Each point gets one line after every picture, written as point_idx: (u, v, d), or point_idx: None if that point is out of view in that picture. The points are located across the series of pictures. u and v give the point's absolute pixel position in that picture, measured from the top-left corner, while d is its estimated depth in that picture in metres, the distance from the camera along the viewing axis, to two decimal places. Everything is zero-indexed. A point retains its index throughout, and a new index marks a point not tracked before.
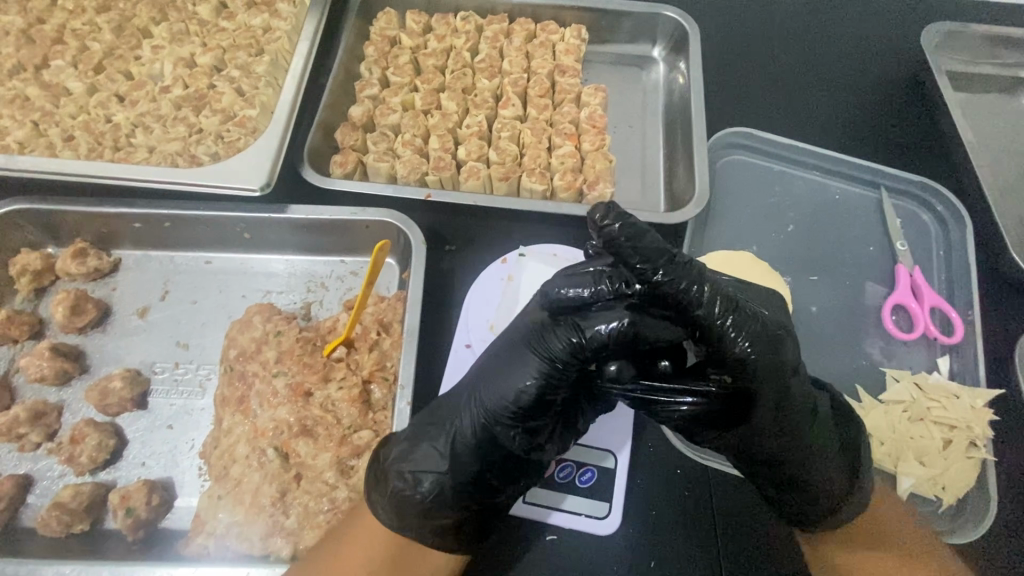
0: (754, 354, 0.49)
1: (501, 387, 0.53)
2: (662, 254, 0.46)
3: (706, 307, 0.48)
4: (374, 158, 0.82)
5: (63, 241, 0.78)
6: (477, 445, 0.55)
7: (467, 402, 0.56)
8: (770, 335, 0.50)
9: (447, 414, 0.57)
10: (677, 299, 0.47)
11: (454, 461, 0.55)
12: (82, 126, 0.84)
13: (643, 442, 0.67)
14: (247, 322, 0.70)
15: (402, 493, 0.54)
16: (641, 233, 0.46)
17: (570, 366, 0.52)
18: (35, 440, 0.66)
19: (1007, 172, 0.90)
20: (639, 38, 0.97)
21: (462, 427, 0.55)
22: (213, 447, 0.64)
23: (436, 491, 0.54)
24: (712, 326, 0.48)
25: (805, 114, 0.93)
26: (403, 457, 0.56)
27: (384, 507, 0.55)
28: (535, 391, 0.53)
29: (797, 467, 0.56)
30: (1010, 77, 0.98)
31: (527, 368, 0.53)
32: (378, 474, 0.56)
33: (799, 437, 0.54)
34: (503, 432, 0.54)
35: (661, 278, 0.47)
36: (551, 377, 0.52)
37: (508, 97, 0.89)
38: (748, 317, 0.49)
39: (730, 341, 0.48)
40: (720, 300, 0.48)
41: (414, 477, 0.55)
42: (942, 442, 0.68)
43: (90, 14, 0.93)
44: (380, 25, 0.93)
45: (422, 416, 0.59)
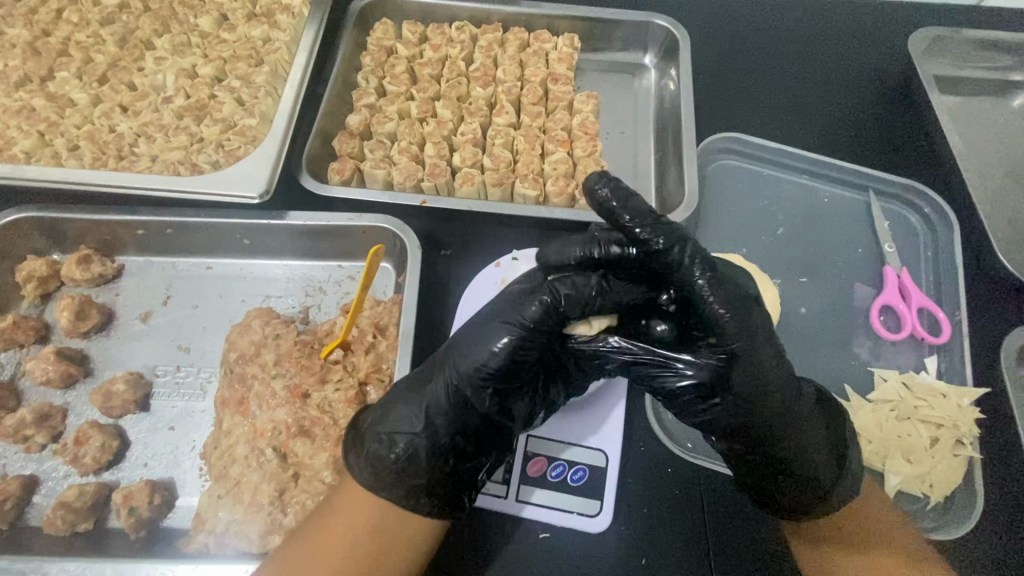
0: (729, 314, 0.52)
1: (471, 353, 0.56)
2: (650, 216, 0.54)
3: (683, 266, 0.53)
4: (371, 165, 0.84)
5: (67, 248, 0.80)
6: (452, 407, 0.57)
7: (441, 368, 0.58)
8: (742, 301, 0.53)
9: (426, 379, 0.59)
10: (664, 258, 0.53)
11: (430, 423, 0.57)
12: (86, 136, 0.86)
13: (635, 441, 0.68)
14: (247, 326, 0.71)
15: (379, 453, 0.56)
16: (630, 196, 0.55)
17: (539, 332, 0.54)
18: (40, 441, 0.68)
19: (996, 174, 0.91)
20: (631, 45, 0.99)
21: (437, 391, 0.57)
22: (214, 448, 0.65)
23: (411, 450, 0.56)
24: (693, 286, 0.53)
25: (794, 118, 0.95)
26: (380, 419, 0.58)
27: (363, 470, 0.56)
28: (504, 355, 0.55)
29: (768, 437, 0.56)
30: (998, 81, 0.99)
31: (501, 329, 0.55)
32: (358, 435, 0.58)
33: (770, 405, 0.55)
34: (476, 395, 0.56)
35: (648, 237, 0.53)
36: (523, 338, 0.54)
37: (502, 105, 0.91)
38: (725, 280, 0.53)
39: (707, 301, 0.52)
40: (700, 262, 0.53)
41: (390, 437, 0.56)
42: (930, 440, 0.69)
43: (94, 27, 0.96)
44: (377, 35, 0.95)
45: (409, 377, 0.61)
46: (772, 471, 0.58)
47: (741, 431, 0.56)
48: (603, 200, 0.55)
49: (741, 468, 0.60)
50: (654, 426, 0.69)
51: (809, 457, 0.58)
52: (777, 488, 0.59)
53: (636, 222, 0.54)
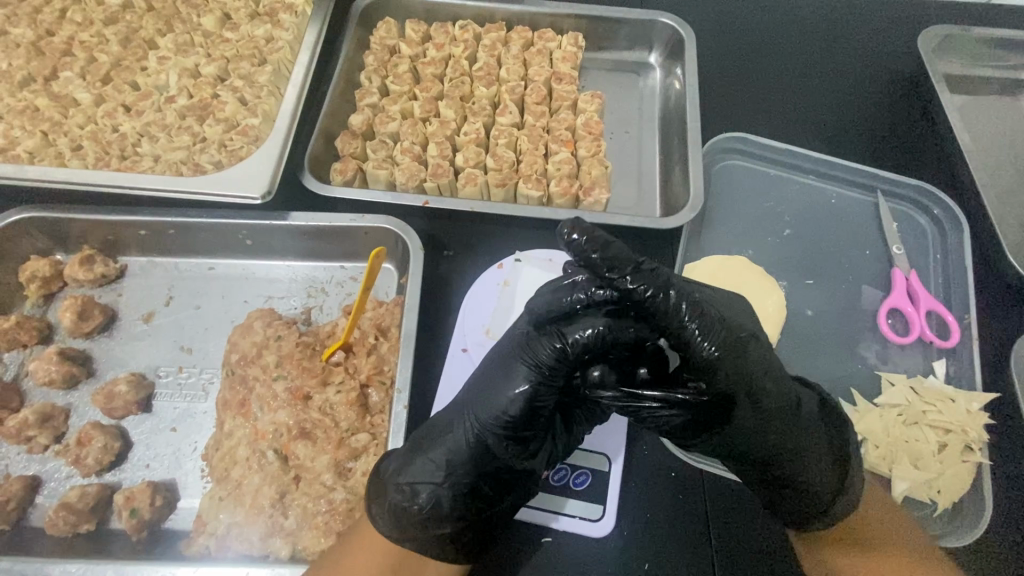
0: (721, 357, 0.51)
1: (486, 400, 0.56)
2: (628, 262, 0.51)
3: (674, 311, 0.51)
4: (374, 166, 0.84)
5: (71, 249, 0.80)
6: (470, 457, 0.56)
7: (460, 417, 0.58)
8: (736, 340, 0.53)
9: (440, 433, 0.58)
10: (648, 304, 0.51)
11: (448, 472, 0.56)
12: (90, 136, 0.86)
13: (638, 445, 0.68)
14: (248, 327, 0.71)
15: (400, 504, 0.55)
16: (608, 242, 0.51)
17: (559, 372, 0.54)
18: (43, 442, 0.68)
19: (1006, 176, 0.89)
20: (637, 44, 0.98)
21: (454, 441, 0.57)
22: (215, 450, 0.65)
23: (434, 501, 0.55)
24: (685, 331, 0.51)
25: (801, 117, 0.93)
26: (400, 469, 0.57)
27: (385, 519, 0.55)
28: (520, 401, 0.55)
29: (775, 462, 0.57)
30: (1008, 80, 0.98)
31: (513, 376, 0.55)
32: (380, 485, 0.57)
33: (771, 435, 0.56)
34: (496, 443, 0.56)
35: (634, 285, 0.50)
36: (539, 381, 0.54)
37: (505, 104, 0.90)
38: (712, 320, 0.52)
39: (697, 344, 0.51)
40: (686, 303, 0.51)
41: (412, 488, 0.55)
42: (938, 446, 0.68)
43: (98, 27, 0.95)
44: (380, 34, 0.95)
45: (416, 432, 0.60)
46: (781, 494, 0.59)
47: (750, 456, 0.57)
48: (576, 249, 0.50)
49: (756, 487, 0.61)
50: (658, 431, 0.68)
51: (817, 484, 0.59)
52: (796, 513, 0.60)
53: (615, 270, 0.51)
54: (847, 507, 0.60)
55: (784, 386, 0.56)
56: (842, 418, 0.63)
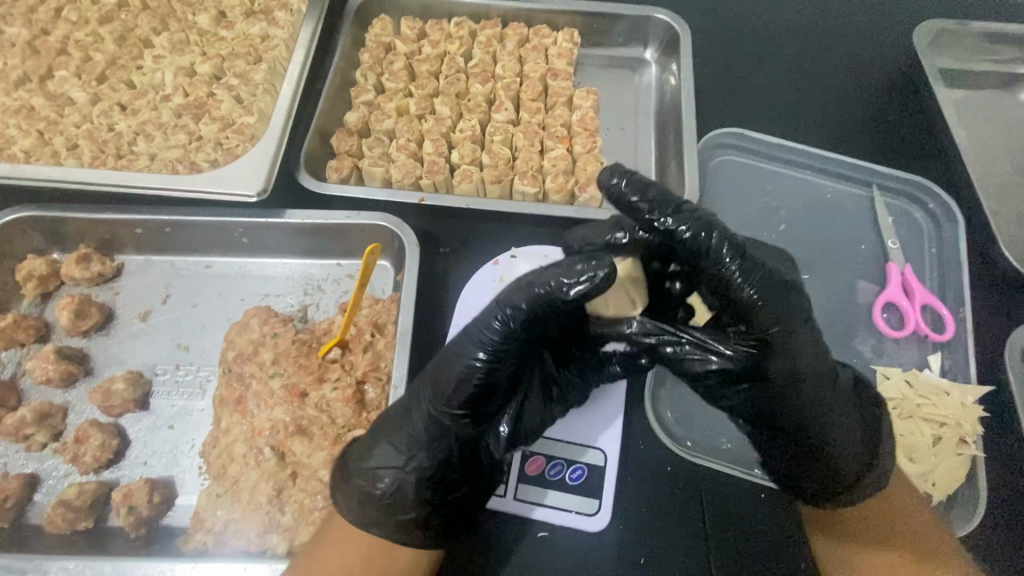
0: (761, 302, 0.51)
1: (442, 378, 0.55)
2: (668, 203, 0.53)
3: (716, 253, 0.51)
4: (369, 163, 0.84)
5: (67, 247, 0.80)
6: (431, 438, 0.56)
7: (418, 398, 0.57)
8: (781, 288, 0.52)
9: (401, 412, 0.58)
10: (690, 242, 0.51)
11: (411, 455, 0.56)
12: (85, 135, 0.86)
13: (634, 440, 0.68)
14: (245, 324, 0.71)
15: (363, 490, 0.56)
16: (647, 187, 0.53)
17: (513, 345, 0.53)
18: (41, 440, 0.68)
19: (1002, 169, 0.90)
20: (632, 40, 0.98)
21: (415, 422, 0.57)
22: (212, 446, 0.66)
23: (397, 486, 0.56)
24: (726, 271, 0.50)
25: (797, 112, 0.93)
26: (363, 456, 0.57)
27: (349, 506, 0.56)
28: (478, 375, 0.53)
29: (802, 413, 0.56)
30: (1003, 73, 0.98)
31: (473, 350, 0.53)
32: (343, 474, 0.57)
33: (805, 388, 0.55)
34: (456, 421, 0.55)
35: (673, 223, 0.52)
36: (496, 356, 0.53)
37: (501, 101, 0.90)
38: (757, 264, 0.51)
39: (739, 288, 0.51)
40: (729, 246, 0.51)
41: (374, 473, 0.56)
42: (932, 439, 0.69)
43: (93, 26, 0.95)
44: (375, 31, 0.95)
45: (391, 409, 0.59)
46: (806, 457, 0.59)
47: (780, 407, 0.56)
48: (615, 196, 0.54)
49: (777, 450, 0.61)
50: (655, 426, 0.68)
51: (841, 450, 0.58)
52: (818, 475, 0.59)
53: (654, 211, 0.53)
54: (868, 488, 0.60)
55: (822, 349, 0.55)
56: (872, 393, 0.63)
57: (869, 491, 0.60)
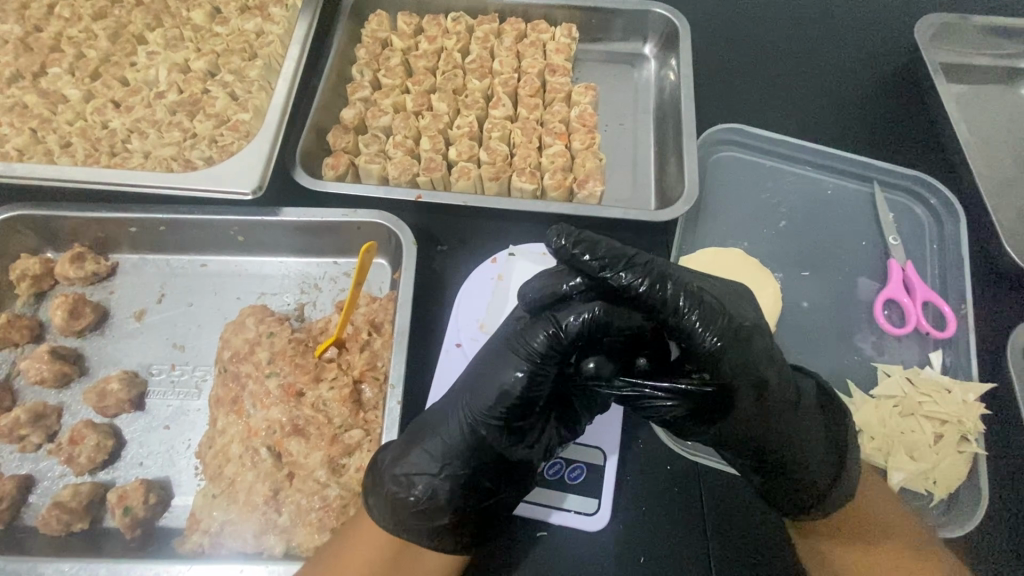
0: (723, 349, 0.50)
1: (484, 390, 0.55)
2: (621, 257, 0.51)
3: (672, 304, 0.50)
4: (366, 160, 0.83)
5: (62, 247, 0.80)
6: (466, 448, 0.55)
7: (455, 407, 0.57)
8: (738, 332, 0.51)
9: (436, 421, 0.57)
10: (645, 295, 0.50)
11: (446, 463, 0.55)
12: (79, 133, 0.86)
13: (634, 439, 0.67)
14: (241, 324, 0.71)
15: (397, 496, 0.54)
16: (596, 243, 0.52)
17: (549, 362, 0.53)
18: (36, 441, 0.68)
19: (1003, 164, 0.89)
20: (631, 35, 0.97)
21: (451, 429, 0.56)
22: (208, 447, 0.65)
23: (431, 493, 0.54)
24: (683, 322, 0.50)
25: (798, 108, 0.93)
26: (396, 459, 0.56)
27: (381, 509, 0.55)
28: (523, 387, 0.53)
29: (767, 448, 0.56)
30: (1005, 68, 0.97)
31: (513, 364, 0.54)
32: (376, 477, 0.56)
33: (771, 425, 0.55)
34: (492, 433, 0.55)
35: (627, 280, 0.50)
36: (537, 370, 0.53)
37: (498, 97, 0.89)
38: (716, 311, 0.50)
39: (699, 336, 0.49)
40: (684, 297, 0.50)
41: (408, 479, 0.55)
42: (934, 437, 0.68)
43: (86, 22, 0.94)
44: (372, 27, 0.94)
45: (410, 427, 0.59)
46: (774, 486, 0.58)
47: (746, 444, 0.56)
48: (561, 255, 0.52)
49: (752, 477, 0.60)
50: (654, 426, 0.68)
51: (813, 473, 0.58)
52: (789, 499, 0.59)
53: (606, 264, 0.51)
54: (844, 497, 0.59)
55: (787, 376, 0.55)
56: (837, 406, 0.62)
57: (845, 496, 0.59)
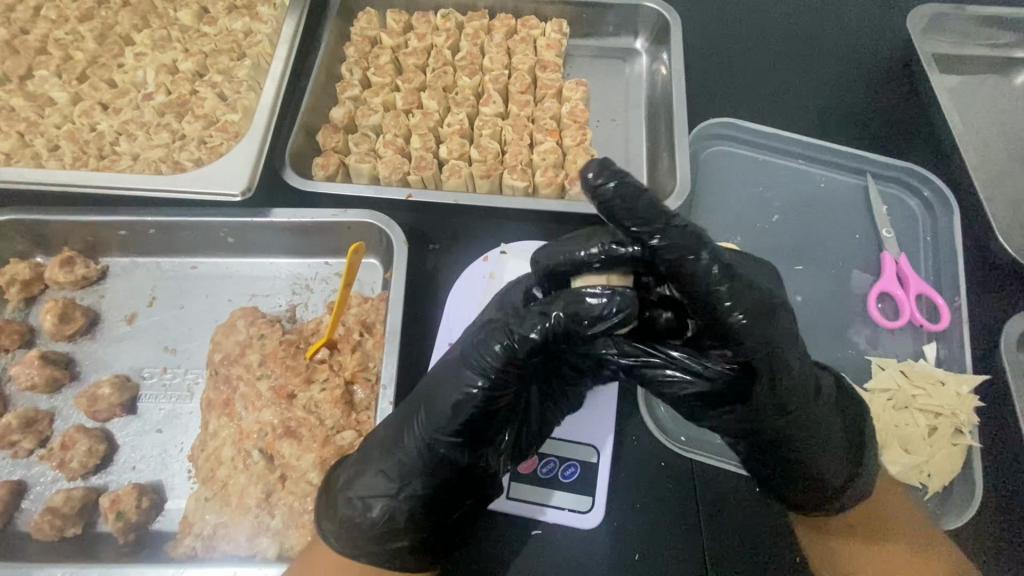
0: (749, 327, 0.47)
1: (433, 408, 0.54)
2: (660, 216, 0.46)
3: (708, 276, 0.46)
4: (356, 159, 0.83)
5: (51, 251, 0.79)
6: (421, 467, 0.55)
7: (410, 429, 0.55)
8: (766, 305, 0.48)
9: (395, 437, 0.56)
10: (677, 267, 0.46)
11: (402, 484, 0.55)
12: (67, 136, 0.85)
13: (628, 436, 0.67)
14: (231, 326, 0.70)
15: (353, 519, 0.55)
16: (639, 195, 0.46)
17: (535, 354, 0.50)
18: (27, 447, 0.68)
19: (997, 155, 0.89)
20: (622, 30, 0.97)
21: (407, 448, 0.55)
22: (200, 450, 0.65)
23: (388, 514, 0.55)
24: (712, 296, 0.47)
25: (791, 100, 0.92)
26: (350, 484, 0.56)
27: (336, 535, 0.55)
28: (474, 405, 0.52)
29: (787, 433, 0.55)
30: (999, 58, 0.97)
31: (466, 380, 0.52)
32: (330, 500, 0.57)
33: (792, 408, 0.53)
34: (449, 449, 0.54)
35: (661, 244, 0.46)
36: (494, 385, 0.51)
37: (489, 94, 0.89)
38: (744, 285, 0.47)
39: (727, 312, 0.47)
40: (718, 267, 0.46)
41: (364, 503, 0.55)
42: (928, 430, 0.68)
43: (72, 23, 0.94)
44: (361, 25, 0.93)
45: (380, 429, 0.58)
46: (792, 470, 0.58)
47: (766, 429, 0.54)
48: (601, 202, 0.46)
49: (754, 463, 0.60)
50: (648, 422, 0.68)
51: (824, 460, 0.58)
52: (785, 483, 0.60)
53: (642, 225, 0.46)
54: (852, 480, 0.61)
55: (803, 356, 0.53)
56: (851, 394, 0.63)
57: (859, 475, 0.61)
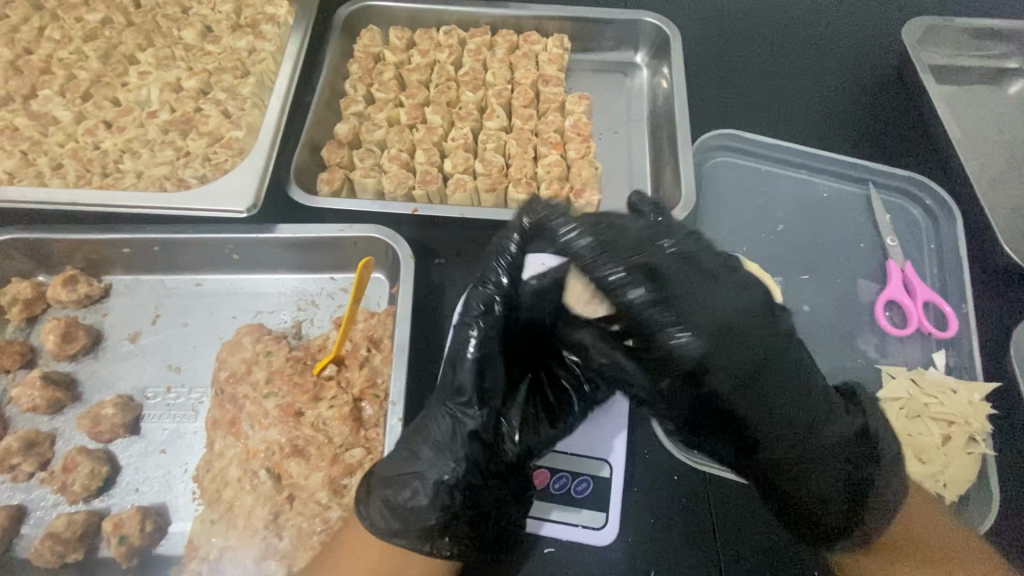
0: (692, 346, 0.56)
1: (446, 382, 0.59)
2: (608, 254, 0.56)
3: (642, 305, 0.55)
4: (361, 174, 0.83)
5: (53, 270, 0.78)
6: (448, 443, 0.57)
7: (437, 410, 0.59)
8: (705, 327, 0.57)
9: (420, 430, 0.59)
10: (620, 298, 0.56)
11: (433, 464, 0.57)
12: (70, 154, 0.84)
13: (640, 449, 0.66)
14: (237, 343, 0.70)
15: (391, 500, 0.56)
16: (594, 229, 0.59)
17: (492, 339, 0.58)
18: (28, 470, 0.66)
19: (996, 163, 0.89)
20: (622, 44, 0.98)
21: (436, 428, 0.58)
22: (206, 471, 0.64)
23: (418, 493, 0.57)
24: (654, 320, 0.56)
25: (790, 112, 0.93)
26: (391, 474, 0.58)
27: (374, 519, 0.57)
28: (473, 368, 0.58)
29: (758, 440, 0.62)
30: (993, 68, 0.99)
31: (465, 348, 0.58)
32: (368, 487, 0.58)
33: (758, 418, 0.61)
34: (473, 420, 0.58)
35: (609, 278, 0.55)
36: (484, 345, 0.58)
37: (492, 108, 0.89)
38: (682, 310, 0.56)
39: (669, 333, 0.55)
40: (653, 296, 0.56)
41: (400, 483, 0.57)
42: (942, 438, 0.68)
43: (76, 43, 0.94)
44: (364, 42, 0.94)
45: (406, 432, 0.60)
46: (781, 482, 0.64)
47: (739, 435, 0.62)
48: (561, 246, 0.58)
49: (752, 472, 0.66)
50: (660, 435, 0.67)
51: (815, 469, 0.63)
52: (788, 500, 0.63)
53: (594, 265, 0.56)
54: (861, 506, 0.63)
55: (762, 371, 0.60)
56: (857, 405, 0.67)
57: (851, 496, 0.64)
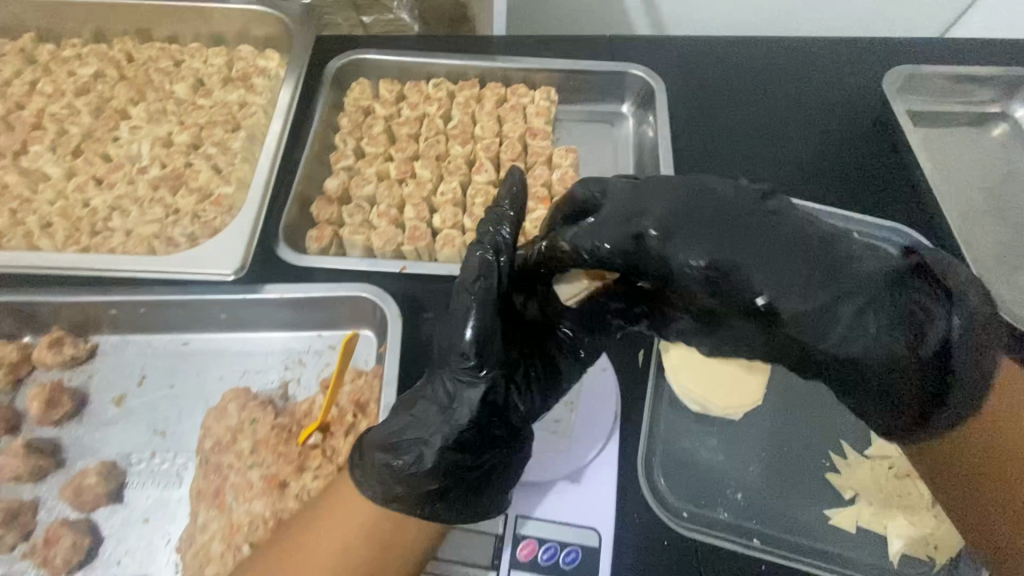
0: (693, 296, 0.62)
1: (444, 348, 0.59)
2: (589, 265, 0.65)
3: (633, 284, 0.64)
4: (350, 231, 0.83)
5: (39, 330, 0.78)
6: (444, 407, 0.58)
7: (432, 376, 0.60)
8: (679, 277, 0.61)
9: (421, 395, 0.60)
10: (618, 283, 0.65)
11: (428, 430, 0.57)
12: (60, 212, 0.85)
13: (629, 514, 0.66)
14: (223, 410, 0.69)
15: (384, 464, 0.57)
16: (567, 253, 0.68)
17: (488, 310, 0.58)
18: (8, 542, 0.65)
19: (979, 211, 0.91)
20: (609, 95, 0.99)
21: (432, 394, 0.59)
22: (189, 543, 0.63)
23: (418, 457, 0.56)
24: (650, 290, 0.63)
25: (773, 161, 0.94)
26: (387, 433, 0.58)
27: (369, 481, 0.58)
28: (472, 338, 0.57)
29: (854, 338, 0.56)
30: (972, 114, 1.01)
31: (463, 321, 0.57)
32: (364, 452, 0.59)
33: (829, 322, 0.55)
34: (468, 382, 0.58)
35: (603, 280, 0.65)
36: (484, 321, 0.57)
37: (481, 162, 0.90)
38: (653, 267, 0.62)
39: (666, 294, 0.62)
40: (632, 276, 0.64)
41: (397, 446, 0.57)
42: (931, 499, 0.68)
43: (68, 98, 0.95)
44: (354, 95, 0.95)
45: (404, 396, 0.62)
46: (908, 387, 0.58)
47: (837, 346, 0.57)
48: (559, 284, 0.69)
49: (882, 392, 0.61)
50: (649, 499, 0.66)
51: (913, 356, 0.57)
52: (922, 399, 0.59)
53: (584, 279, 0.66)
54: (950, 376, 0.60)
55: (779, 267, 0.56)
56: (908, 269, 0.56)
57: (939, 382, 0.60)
